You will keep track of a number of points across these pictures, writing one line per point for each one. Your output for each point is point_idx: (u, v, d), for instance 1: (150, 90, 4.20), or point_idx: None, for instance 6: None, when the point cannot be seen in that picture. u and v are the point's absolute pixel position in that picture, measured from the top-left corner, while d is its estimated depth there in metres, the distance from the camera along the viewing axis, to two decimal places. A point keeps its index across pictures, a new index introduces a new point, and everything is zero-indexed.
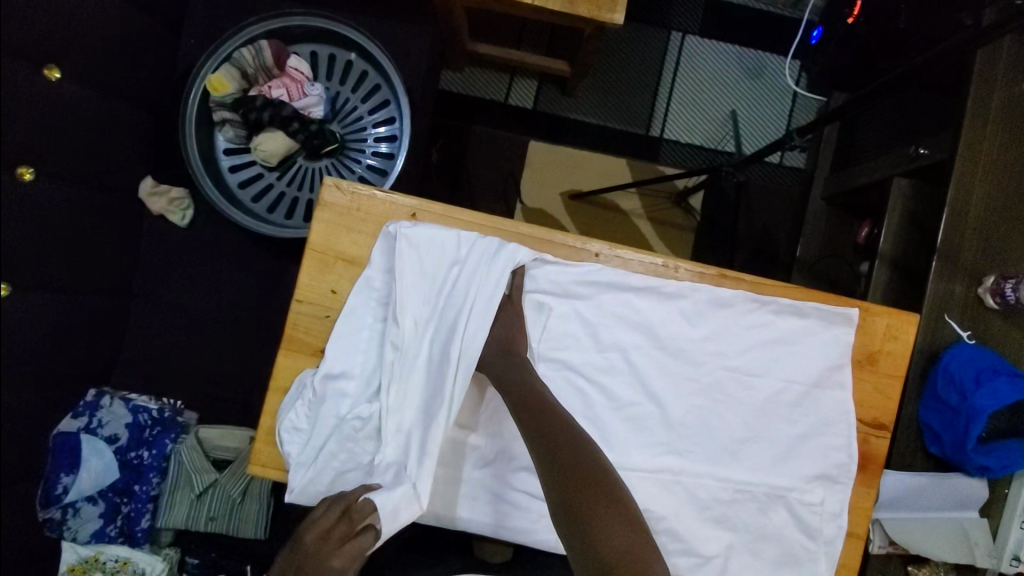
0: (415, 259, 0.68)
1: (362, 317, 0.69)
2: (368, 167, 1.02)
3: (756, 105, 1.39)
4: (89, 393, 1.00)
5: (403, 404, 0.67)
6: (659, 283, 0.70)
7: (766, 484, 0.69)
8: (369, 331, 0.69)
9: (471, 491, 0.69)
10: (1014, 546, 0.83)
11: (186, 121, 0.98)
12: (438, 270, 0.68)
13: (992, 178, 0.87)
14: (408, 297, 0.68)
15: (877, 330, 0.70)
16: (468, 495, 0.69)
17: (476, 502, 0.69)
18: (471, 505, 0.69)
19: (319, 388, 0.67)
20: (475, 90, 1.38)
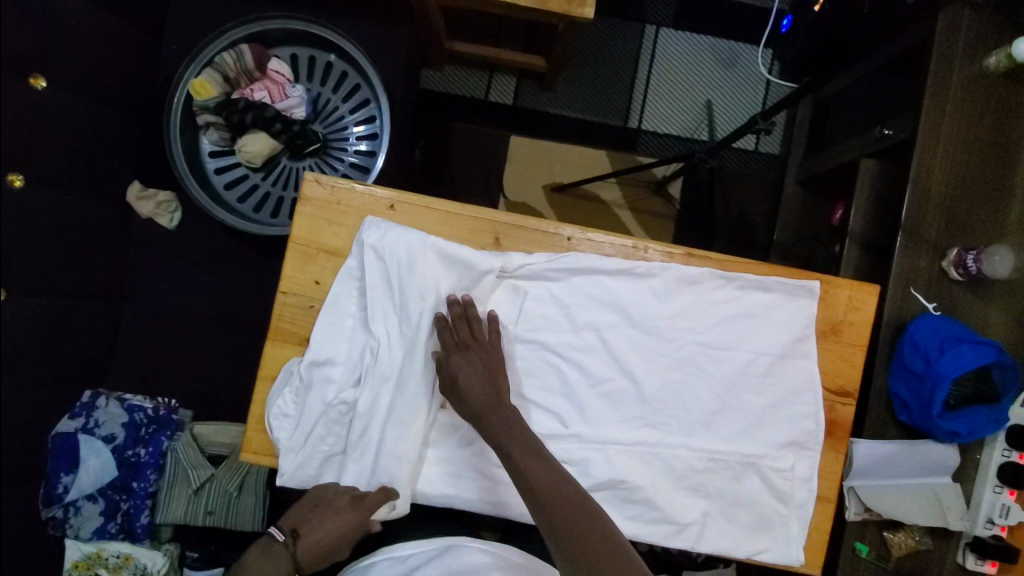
0: (393, 251, 0.70)
1: (345, 307, 0.72)
2: (350, 165, 1.05)
3: (730, 94, 1.42)
4: (85, 394, 1.02)
5: (383, 395, 0.70)
6: (630, 263, 0.73)
7: (738, 452, 0.73)
8: (352, 320, 0.72)
9: (454, 470, 0.73)
10: (987, 509, 0.87)
11: (171, 125, 1.00)
12: (413, 266, 0.70)
13: (953, 154, 0.91)
14: (387, 291, 0.71)
15: (838, 301, 0.73)
16: (453, 474, 0.72)
17: (460, 479, 0.72)
18: (453, 485, 0.72)
19: (304, 374, 0.70)
20: (456, 88, 1.41)
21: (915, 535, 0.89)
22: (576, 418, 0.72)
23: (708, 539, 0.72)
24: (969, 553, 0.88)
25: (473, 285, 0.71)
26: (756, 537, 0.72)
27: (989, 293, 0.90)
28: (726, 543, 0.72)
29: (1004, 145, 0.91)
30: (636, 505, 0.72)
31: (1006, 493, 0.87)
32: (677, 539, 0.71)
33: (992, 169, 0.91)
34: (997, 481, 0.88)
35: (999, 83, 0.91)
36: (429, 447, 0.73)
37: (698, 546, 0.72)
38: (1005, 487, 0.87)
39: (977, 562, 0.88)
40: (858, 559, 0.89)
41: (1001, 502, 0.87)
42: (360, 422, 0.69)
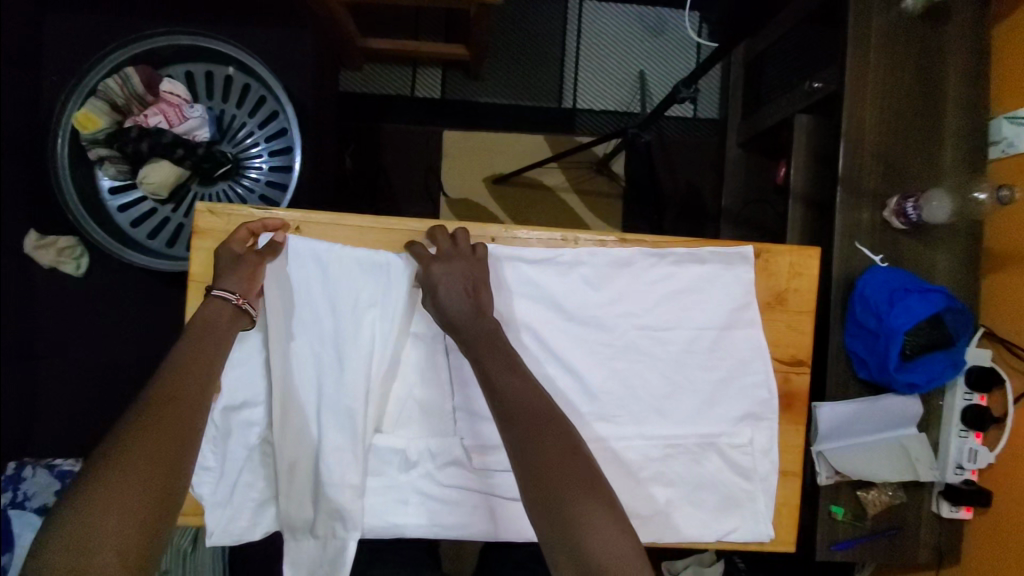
0: (296, 274, 0.66)
1: (253, 344, 0.67)
2: (266, 183, 0.98)
3: (662, 62, 1.39)
4: (8, 466, 0.94)
5: (306, 428, 0.66)
6: (555, 255, 0.69)
7: (694, 433, 0.70)
8: (260, 356, 0.67)
9: (400, 496, 0.68)
10: (958, 456, 0.89)
11: (59, 165, 0.91)
12: (319, 287, 0.67)
13: (883, 100, 0.88)
14: (292, 320, 0.66)
15: (780, 269, 0.70)
16: (399, 501, 0.68)
17: (408, 505, 0.68)
18: (396, 513, 0.68)
19: (221, 422, 0.65)
20: (379, 87, 1.34)
21: (887, 490, 0.88)
22: None
23: (674, 529, 0.69)
24: (943, 500, 0.89)
25: (388, 293, 0.66)
26: (724, 517, 0.70)
27: (934, 237, 0.89)
28: (694, 529, 0.69)
29: (933, 87, 0.89)
30: None
31: (973, 436, 0.88)
32: (643, 532, 0.68)
33: (923, 112, 0.89)
34: (962, 427, 0.88)
35: (920, 22, 0.89)
36: (369, 476, 0.68)
37: (665, 537, 0.69)
38: (971, 431, 0.88)
39: (951, 509, 0.89)
40: (835, 521, 0.88)
41: (969, 446, 0.89)
42: (284, 462, 0.65)
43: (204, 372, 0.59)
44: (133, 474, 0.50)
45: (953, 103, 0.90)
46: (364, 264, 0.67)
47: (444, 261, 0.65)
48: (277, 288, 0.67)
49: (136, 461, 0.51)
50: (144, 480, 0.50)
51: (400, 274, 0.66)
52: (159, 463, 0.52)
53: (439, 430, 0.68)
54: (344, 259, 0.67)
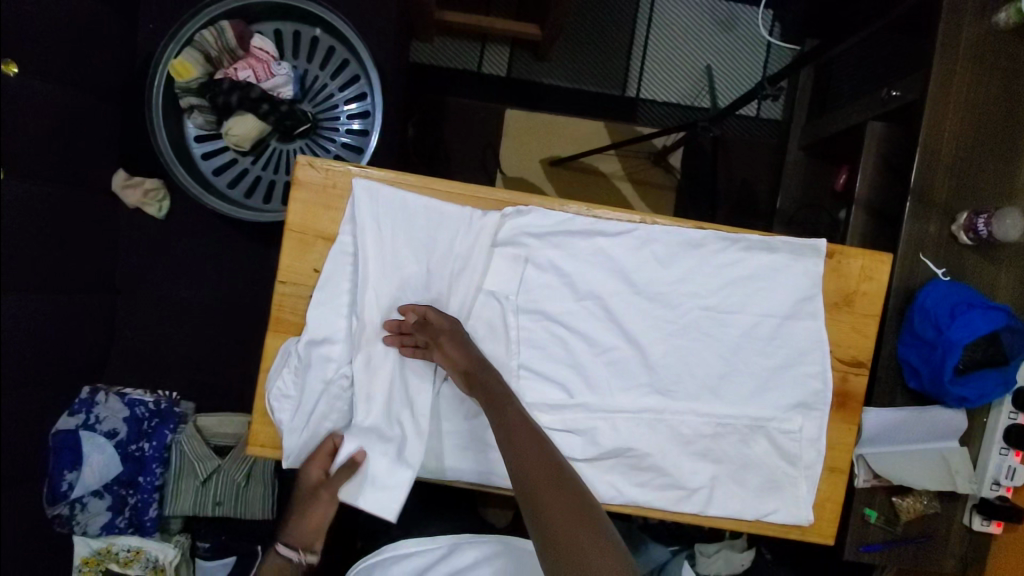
0: (384, 221, 0.69)
1: (339, 284, 0.69)
2: (342, 145, 1.01)
3: (730, 57, 1.38)
4: (83, 390, 1.01)
5: (382, 367, 0.69)
6: (629, 228, 0.71)
7: (746, 415, 0.72)
8: (347, 297, 0.69)
9: (461, 441, 0.71)
10: (994, 473, 0.90)
11: (153, 109, 0.96)
12: (414, 235, 0.70)
13: (964, 114, 0.88)
14: (380, 265, 0.69)
15: (851, 271, 0.72)
16: (460, 445, 0.71)
17: (468, 451, 0.71)
18: (452, 458, 0.71)
19: (303, 354, 0.68)
20: (447, 61, 1.36)
21: (922, 499, 0.90)
22: (582, 385, 0.72)
23: (716, 504, 0.71)
24: (975, 514, 0.90)
25: (467, 245, 0.70)
26: (765, 498, 0.72)
27: (999, 255, 0.89)
28: (734, 507, 0.71)
29: (1016, 105, 0.89)
30: (643, 472, 0.71)
31: (1012, 455, 0.89)
32: (686, 505, 0.71)
33: (1002, 129, 0.89)
34: (1003, 445, 0.89)
35: (1011, 39, 0.88)
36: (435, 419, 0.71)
37: (708, 510, 0.71)
38: (1011, 449, 0.89)
39: (983, 523, 0.90)
40: (867, 524, 0.90)
41: (1008, 464, 0.89)
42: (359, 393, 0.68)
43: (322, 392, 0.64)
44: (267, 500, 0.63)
45: None
46: (452, 218, 0.70)
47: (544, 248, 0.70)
48: (368, 229, 0.69)
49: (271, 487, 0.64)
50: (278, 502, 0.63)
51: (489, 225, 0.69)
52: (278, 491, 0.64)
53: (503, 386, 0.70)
54: (436, 211, 0.70)
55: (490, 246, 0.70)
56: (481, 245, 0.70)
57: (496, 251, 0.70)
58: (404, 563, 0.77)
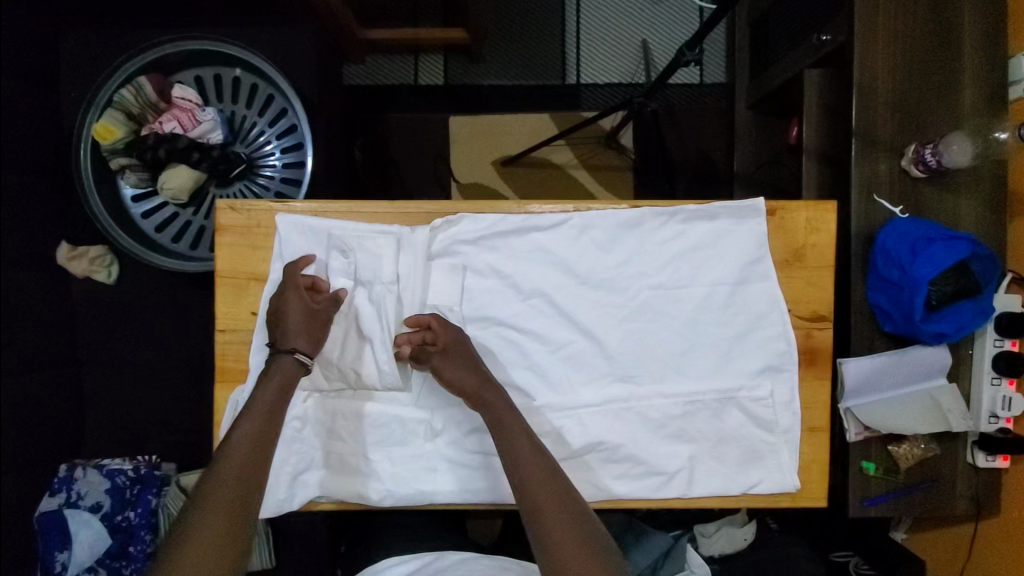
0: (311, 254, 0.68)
1: None
2: (280, 181, 1.00)
3: (664, 28, 1.36)
4: (61, 468, 0.99)
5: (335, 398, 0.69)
6: (564, 219, 0.69)
7: (713, 389, 0.70)
8: None
9: (428, 464, 0.69)
10: (990, 405, 0.87)
11: (83, 175, 0.95)
12: (343, 263, 0.68)
13: (894, 47, 0.87)
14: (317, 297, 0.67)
15: (797, 225, 0.70)
16: (427, 468, 0.69)
17: (437, 472, 0.69)
18: (413, 486, 0.68)
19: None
20: (381, 78, 1.34)
21: (919, 444, 0.87)
22: (543, 385, 0.70)
23: (697, 482, 0.70)
24: (978, 451, 0.88)
25: (401, 262, 0.68)
26: (747, 469, 0.70)
27: (956, 183, 0.87)
28: (717, 484, 0.70)
29: (946, 29, 0.87)
30: (619, 463, 0.69)
31: (1006, 384, 0.86)
32: (667, 490, 0.69)
33: (937, 55, 0.87)
34: (995, 375, 0.87)
35: None
36: (398, 444, 0.69)
37: (690, 492, 0.69)
38: (1004, 379, 0.86)
39: (987, 459, 0.88)
40: (868, 478, 0.88)
41: (1002, 394, 0.87)
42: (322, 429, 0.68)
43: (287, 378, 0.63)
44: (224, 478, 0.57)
45: (969, 43, 0.87)
46: (376, 240, 0.68)
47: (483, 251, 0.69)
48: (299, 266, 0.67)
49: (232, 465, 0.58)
50: (234, 479, 0.57)
51: (419, 240, 0.68)
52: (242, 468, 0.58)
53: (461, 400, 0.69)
54: (364, 234, 0.68)
55: (425, 261, 0.68)
56: (413, 261, 0.68)
57: (431, 265, 0.68)
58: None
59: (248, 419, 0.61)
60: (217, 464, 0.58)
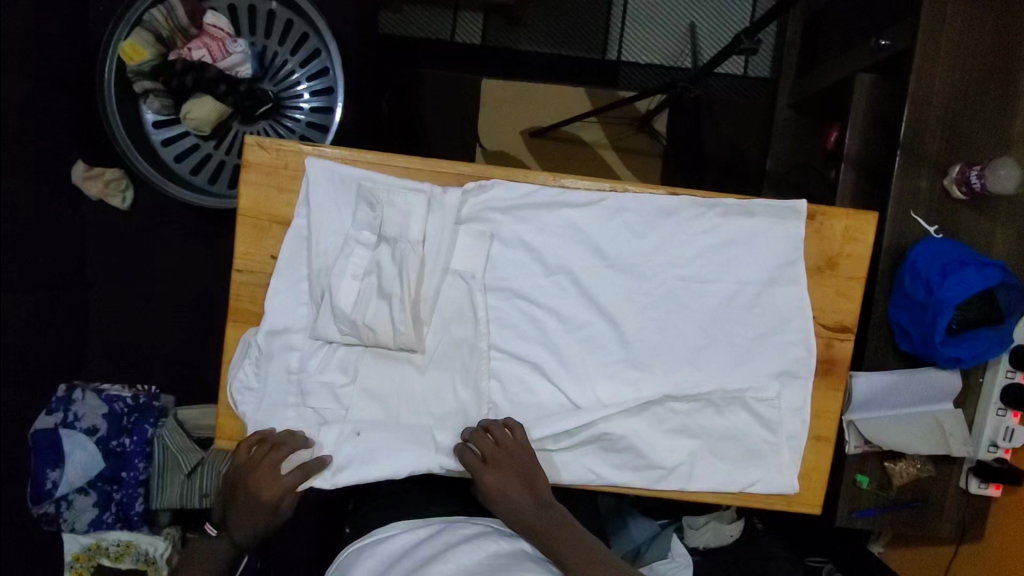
0: (338, 203, 0.66)
1: (299, 270, 0.67)
2: (306, 124, 0.97)
3: (715, 12, 1.31)
4: (59, 388, 0.99)
5: (346, 355, 0.67)
6: (599, 198, 0.68)
7: (723, 387, 0.69)
8: (306, 283, 0.67)
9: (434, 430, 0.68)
10: (992, 434, 0.87)
11: (105, 94, 0.91)
12: (371, 216, 0.66)
13: (955, 61, 0.83)
14: (340, 249, 0.66)
15: (835, 233, 0.68)
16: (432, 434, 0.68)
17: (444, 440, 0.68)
18: (425, 453, 0.66)
19: (262, 345, 0.66)
20: (418, 31, 1.30)
21: (916, 463, 0.88)
22: (558, 366, 0.69)
23: (697, 477, 0.69)
24: (972, 477, 0.89)
25: (430, 224, 0.66)
26: (747, 468, 0.70)
27: (994, 209, 0.85)
28: (716, 481, 0.69)
29: (1011, 48, 0.83)
30: (621, 453, 0.69)
31: (1010, 416, 0.86)
32: (665, 483, 0.69)
33: (996, 75, 0.84)
34: (1001, 405, 0.86)
35: None
36: (405, 408, 0.68)
37: (688, 486, 0.69)
38: (1010, 410, 0.86)
39: (979, 486, 0.89)
40: (859, 490, 0.89)
41: (1006, 425, 0.87)
42: (328, 385, 0.66)
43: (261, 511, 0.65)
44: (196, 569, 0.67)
45: None
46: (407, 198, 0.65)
47: (516, 222, 0.67)
48: (325, 213, 0.66)
49: (207, 557, 0.67)
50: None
51: (451, 202, 0.66)
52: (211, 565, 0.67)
53: (475, 370, 0.68)
54: (394, 189, 0.66)
55: (454, 224, 0.66)
56: (441, 225, 0.65)
57: (459, 230, 0.66)
58: (394, 542, 0.65)
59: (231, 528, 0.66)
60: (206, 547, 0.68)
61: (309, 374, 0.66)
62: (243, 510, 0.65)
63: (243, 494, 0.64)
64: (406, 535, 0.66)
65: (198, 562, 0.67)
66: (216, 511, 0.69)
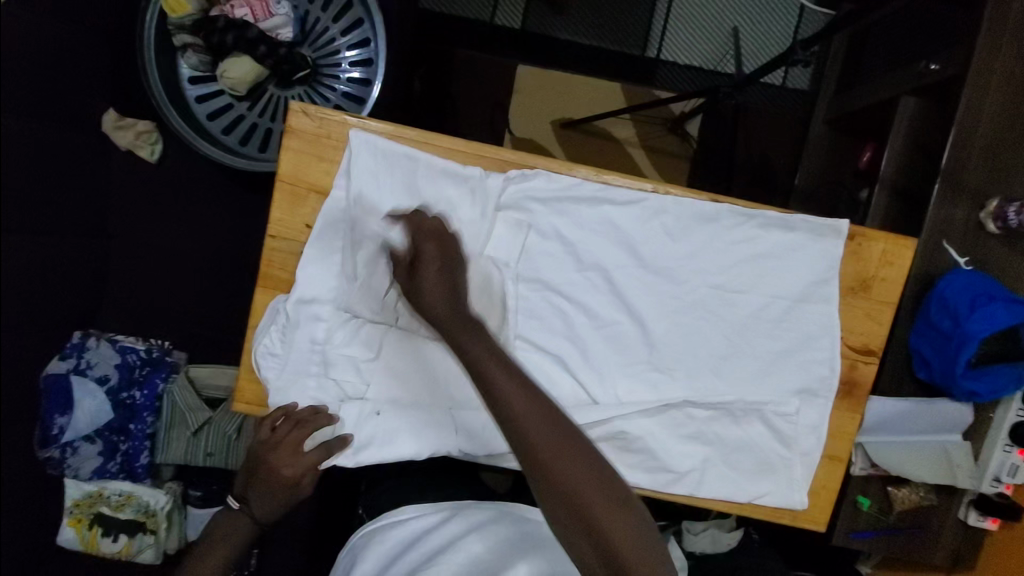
0: (377, 179, 0.65)
1: (333, 242, 0.66)
2: (343, 94, 0.95)
3: (759, 18, 1.29)
4: (75, 335, 1.00)
5: (372, 332, 0.67)
6: (639, 197, 0.67)
7: (742, 399, 0.69)
8: (339, 256, 0.66)
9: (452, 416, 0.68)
10: (997, 469, 0.87)
11: (143, 44, 0.90)
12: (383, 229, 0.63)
13: (1007, 93, 0.82)
14: (377, 224, 0.65)
15: (872, 255, 0.68)
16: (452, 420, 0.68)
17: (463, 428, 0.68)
18: (445, 437, 0.67)
19: (291, 313, 0.65)
20: (458, 9, 1.28)
21: (918, 490, 0.88)
22: (581, 361, 0.69)
23: (707, 485, 0.70)
24: (972, 509, 0.89)
25: (470, 209, 0.65)
26: (758, 480, 0.70)
27: None
28: (725, 489, 0.70)
29: None
30: (634, 454, 0.69)
31: (1016, 452, 0.86)
32: (675, 487, 0.69)
33: None
34: (1007, 442, 0.86)
35: None
36: (426, 391, 0.67)
37: (697, 493, 0.70)
38: (1015, 447, 0.86)
39: (978, 518, 0.89)
40: (859, 512, 0.89)
41: (1011, 461, 0.86)
42: (352, 359, 0.67)
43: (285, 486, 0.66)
44: (223, 540, 0.70)
45: None
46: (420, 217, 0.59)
47: (554, 213, 0.67)
48: (363, 186, 0.65)
49: (234, 527, 0.70)
50: (228, 549, 0.70)
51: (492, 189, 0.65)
52: (237, 537, 0.70)
53: None
54: (436, 170, 0.66)
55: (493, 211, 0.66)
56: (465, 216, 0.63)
57: (496, 217, 0.66)
58: (409, 526, 0.66)
59: (260, 500, 0.68)
60: (230, 519, 0.70)
61: (333, 347, 0.66)
62: (267, 485, 0.66)
63: (266, 470, 0.66)
64: (420, 520, 0.67)
65: (226, 531, 0.70)
66: (238, 484, 0.70)
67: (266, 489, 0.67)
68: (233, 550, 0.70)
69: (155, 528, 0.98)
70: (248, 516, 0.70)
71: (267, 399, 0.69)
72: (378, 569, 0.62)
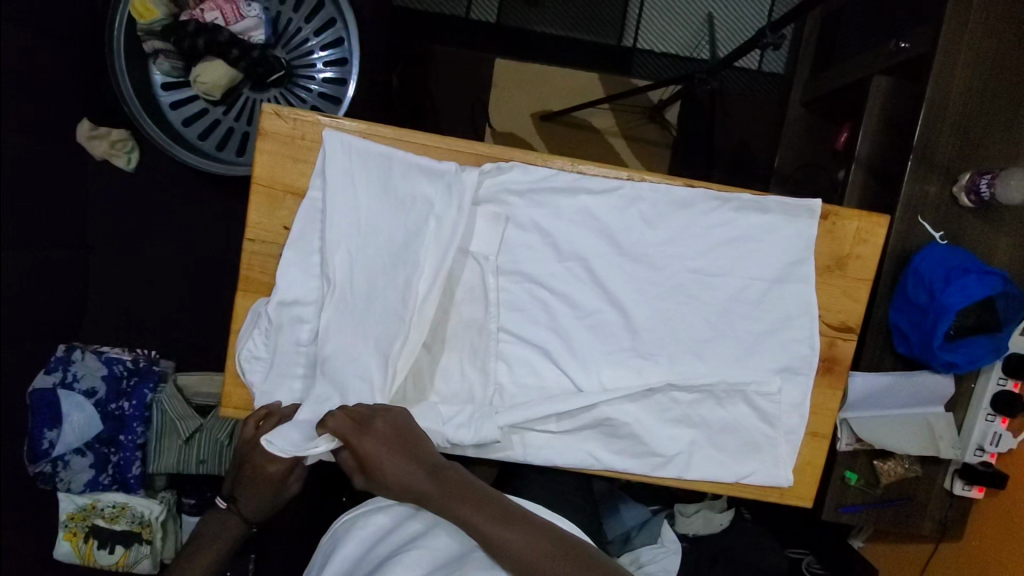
0: (353, 179, 0.65)
1: (312, 243, 0.66)
2: (319, 94, 0.95)
3: (733, 3, 1.30)
4: (59, 348, 0.99)
5: None
6: (614, 185, 0.68)
7: (725, 380, 0.70)
8: (318, 257, 0.66)
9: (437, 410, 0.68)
10: (979, 438, 0.89)
11: (113, 52, 0.89)
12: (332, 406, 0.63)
13: (974, 69, 0.84)
14: (354, 222, 0.65)
15: (846, 234, 0.69)
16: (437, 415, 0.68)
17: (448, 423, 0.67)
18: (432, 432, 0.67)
19: (273, 316, 0.65)
20: (432, 5, 1.28)
21: (904, 462, 0.90)
22: (564, 351, 0.70)
23: (695, 467, 0.71)
24: (957, 479, 0.90)
25: (446, 205, 0.65)
26: (744, 459, 0.71)
27: (998, 218, 0.86)
28: (714, 471, 0.71)
29: None
30: (621, 440, 0.70)
31: (999, 421, 0.88)
32: (664, 471, 0.70)
33: (1015, 86, 0.84)
34: (990, 410, 0.88)
35: None
36: (411, 387, 0.68)
37: (684, 475, 0.71)
38: (998, 416, 0.88)
39: (964, 487, 0.90)
40: (848, 487, 0.91)
41: (993, 430, 0.89)
42: None
43: (272, 484, 0.68)
44: (210, 542, 0.70)
45: None
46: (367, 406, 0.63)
47: (531, 204, 0.67)
48: (338, 186, 0.65)
49: (224, 528, 0.71)
50: (216, 548, 0.70)
51: (468, 182, 0.65)
52: (223, 537, 0.71)
53: (485, 354, 0.68)
54: (411, 166, 0.66)
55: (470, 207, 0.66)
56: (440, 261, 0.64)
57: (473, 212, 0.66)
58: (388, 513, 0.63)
59: (245, 498, 0.69)
60: (219, 518, 0.71)
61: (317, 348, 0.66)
62: (251, 484, 0.67)
63: (251, 468, 0.67)
64: (401, 508, 0.63)
65: (214, 532, 0.71)
66: (227, 484, 0.71)
67: (249, 486, 0.68)
68: (222, 548, 0.71)
69: (151, 538, 0.99)
70: (237, 516, 0.71)
71: (253, 402, 0.69)
72: (353, 559, 0.60)
